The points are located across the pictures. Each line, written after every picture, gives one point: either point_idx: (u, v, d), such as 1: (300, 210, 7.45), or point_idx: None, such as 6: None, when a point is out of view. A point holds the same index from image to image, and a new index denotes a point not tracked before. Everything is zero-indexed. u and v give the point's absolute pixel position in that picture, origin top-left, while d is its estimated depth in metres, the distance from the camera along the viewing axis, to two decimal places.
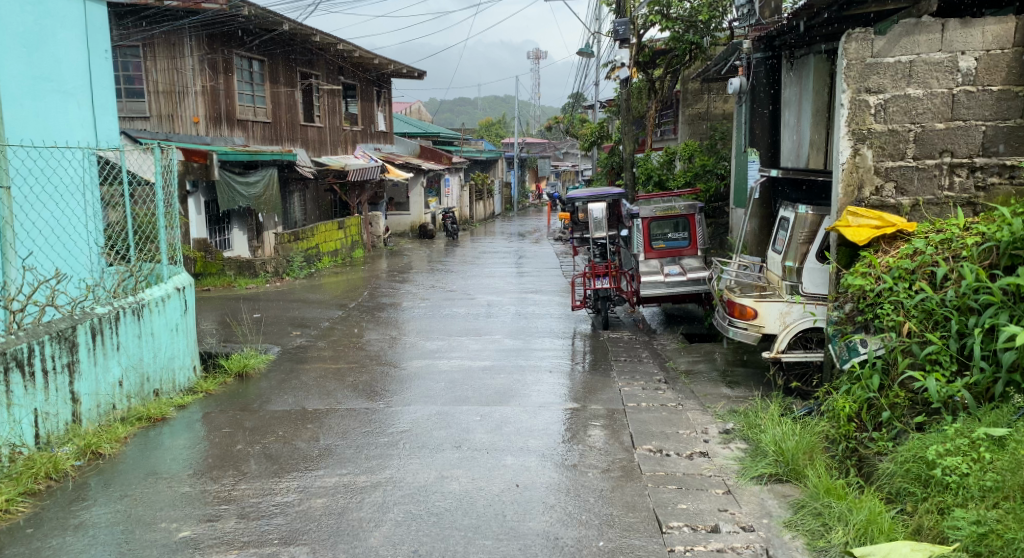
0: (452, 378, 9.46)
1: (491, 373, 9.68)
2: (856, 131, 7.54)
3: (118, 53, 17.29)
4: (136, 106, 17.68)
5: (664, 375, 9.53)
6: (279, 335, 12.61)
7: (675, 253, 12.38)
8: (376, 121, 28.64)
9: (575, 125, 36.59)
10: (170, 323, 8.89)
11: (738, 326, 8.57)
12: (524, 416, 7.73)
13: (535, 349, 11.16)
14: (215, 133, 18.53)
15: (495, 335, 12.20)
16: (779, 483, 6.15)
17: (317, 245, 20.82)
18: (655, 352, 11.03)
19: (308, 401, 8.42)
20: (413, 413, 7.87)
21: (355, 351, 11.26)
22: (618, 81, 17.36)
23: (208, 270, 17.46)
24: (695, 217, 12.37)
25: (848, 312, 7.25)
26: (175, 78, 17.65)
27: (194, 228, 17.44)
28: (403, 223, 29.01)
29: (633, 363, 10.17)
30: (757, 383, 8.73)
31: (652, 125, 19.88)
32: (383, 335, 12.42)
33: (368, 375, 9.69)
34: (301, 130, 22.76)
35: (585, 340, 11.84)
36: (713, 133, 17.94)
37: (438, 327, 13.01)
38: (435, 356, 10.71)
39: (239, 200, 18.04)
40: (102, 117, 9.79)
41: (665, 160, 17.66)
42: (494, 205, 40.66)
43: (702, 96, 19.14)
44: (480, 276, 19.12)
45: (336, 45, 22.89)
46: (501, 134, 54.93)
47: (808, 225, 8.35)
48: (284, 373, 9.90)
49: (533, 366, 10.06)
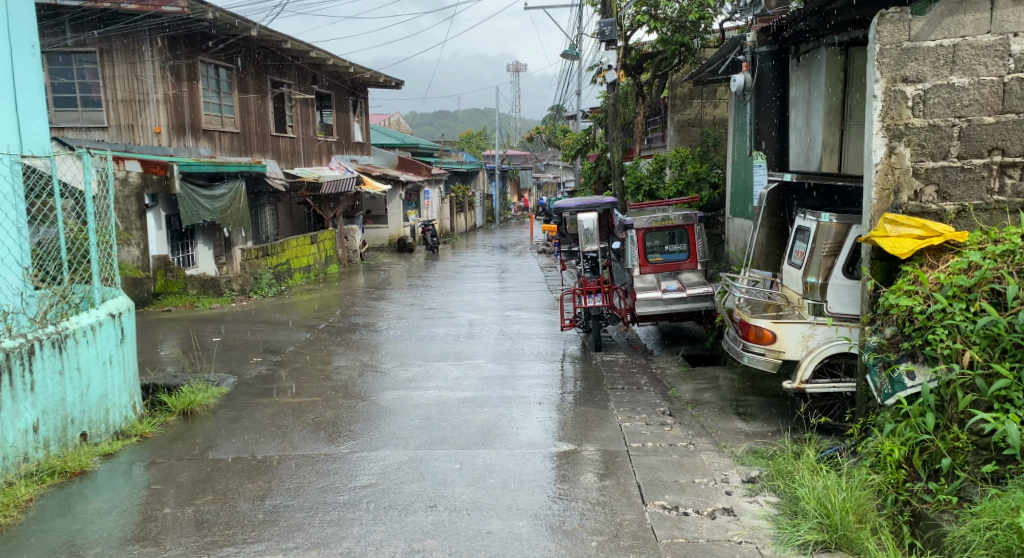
0: (428, 412, 8.32)
1: (473, 406, 8.54)
2: (891, 127, 6.44)
3: (73, 59, 16.08)
4: (94, 116, 16.45)
5: (668, 405, 8.46)
6: (238, 362, 11.44)
7: (672, 267, 11.53)
8: (353, 131, 27.51)
9: (558, 134, 35.60)
10: (102, 356, 7.87)
11: (754, 351, 7.56)
12: (511, 463, 6.63)
13: (522, 375, 10.06)
14: (179, 143, 17.28)
15: (477, 359, 11.08)
16: (827, 553, 5.12)
17: (288, 261, 19.61)
18: (654, 377, 9.96)
19: (261, 446, 7.28)
20: (382, 460, 6.74)
21: (321, 381, 10.11)
22: (605, 85, 16.34)
23: (169, 289, 16.37)
24: (693, 228, 11.50)
25: (890, 337, 6.10)
26: (134, 86, 16.44)
27: (154, 244, 16.17)
28: (381, 237, 27.85)
29: (632, 392, 9.08)
30: (777, 416, 7.67)
31: (640, 132, 18.89)
32: (353, 361, 11.28)
33: (334, 411, 8.54)
34: (273, 141, 21.61)
35: (577, 364, 10.74)
36: (706, 139, 16.96)
37: (415, 350, 11.87)
38: (412, 386, 9.58)
39: (203, 214, 16.79)
40: (28, 120, 8.61)
41: (655, 168, 16.57)
42: (476, 217, 39.57)
43: (693, 101, 17.85)
44: (461, 292, 17.99)
45: (309, 53, 21.77)
46: (482, 146, 53.92)
47: (832, 235, 7.28)
48: (236, 411, 8.75)
49: (520, 397, 8.96)
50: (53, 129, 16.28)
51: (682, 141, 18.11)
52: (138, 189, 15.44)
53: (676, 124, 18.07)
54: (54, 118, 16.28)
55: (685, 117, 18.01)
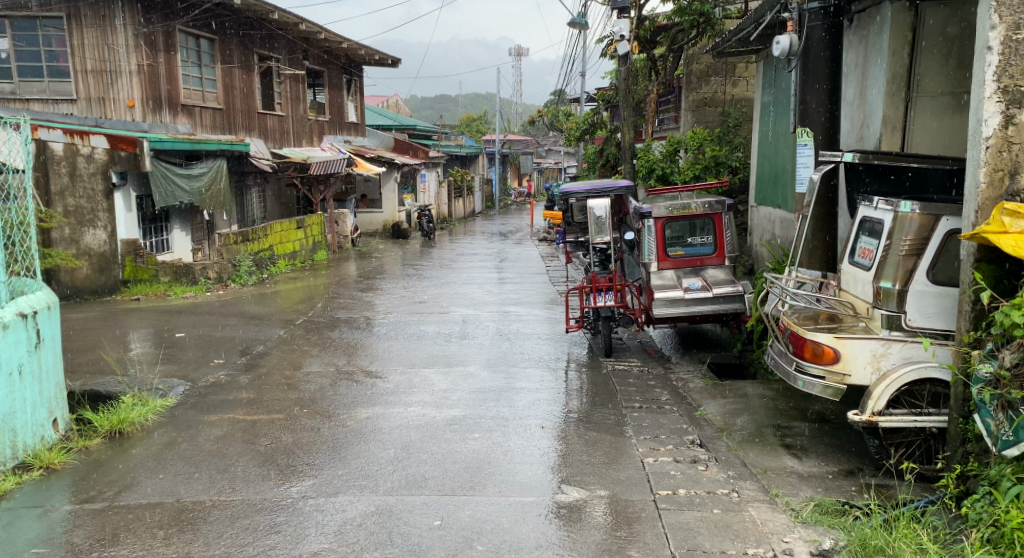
0: (406, 439, 6.83)
1: (461, 431, 7.03)
2: (1011, 88, 4.93)
3: (38, 24, 14.52)
4: (61, 88, 14.83)
5: (698, 432, 6.94)
6: (196, 365, 9.94)
7: (696, 262, 10.04)
8: (347, 111, 25.89)
9: (560, 117, 33.97)
10: (7, 365, 6.37)
11: (809, 374, 5.98)
12: (506, 519, 5.22)
13: (522, 388, 8.56)
14: (154, 119, 15.36)
15: (469, 366, 9.57)
16: None
17: (272, 247, 18.03)
18: (676, 392, 8.47)
19: (191, 489, 5.83)
20: (341, 512, 5.31)
21: (286, 392, 8.63)
22: (617, 59, 14.77)
23: (139, 276, 14.60)
24: (721, 218, 10.04)
25: (1012, 366, 4.57)
26: (106, 54, 14.74)
27: (122, 227, 14.33)
28: (376, 222, 26.29)
29: (652, 413, 7.56)
30: (835, 450, 6.17)
31: (653, 112, 17.31)
32: (327, 365, 9.80)
33: (293, 436, 7.06)
34: (259, 119, 20.01)
35: (584, 374, 9.24)
36: (727, 119, 15.42)
37: (399, 353, 10.36)
38: (391, 401, 8.08)
39: (178, 195, 15.16)
40: None
41: (668, 150, 15.03)
42: (475, 202, 37.98)
43: (710, 78, 16.28)
44: (456, 283, 16.47)
45: (298, 25, 20.14)
46: (482, 130, 52.22)
47: (914, 229, 5.75)
48: (176, 432, 7.28)
49: (519, 417, 7.46)
50: (17, 100, 14.76)
51: (698, 122, 16.53)
52: (105, 166, 13.85)
53: (691, 104, 16.46)
54: (19, 89, 14.70)
55: (701, 96, 16.38)
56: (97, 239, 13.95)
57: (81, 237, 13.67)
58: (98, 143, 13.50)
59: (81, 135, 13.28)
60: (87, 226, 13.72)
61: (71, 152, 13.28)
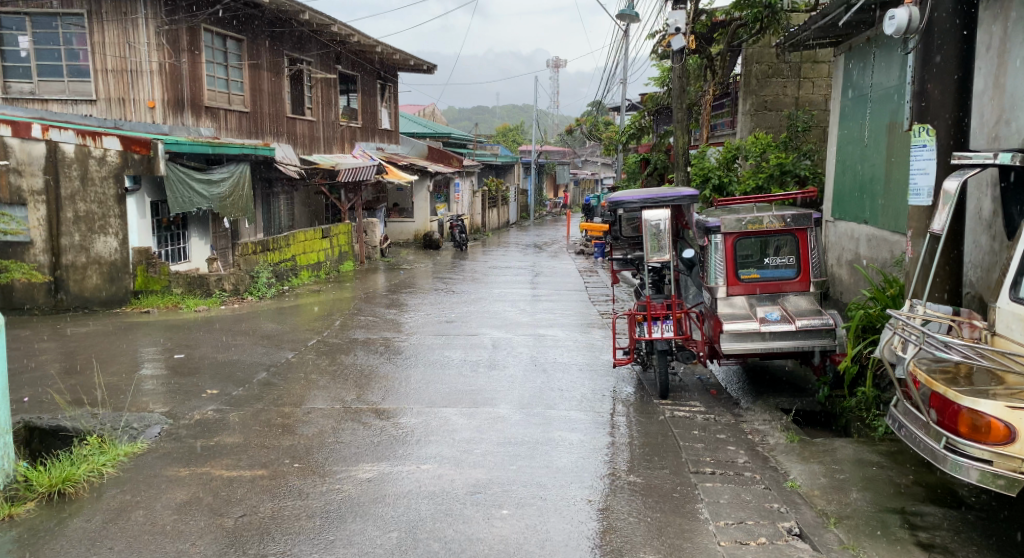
0: (414, 518, 5.30)
1: (485, 506, 5.47)
2: None
3: (58, 21, 13.24)
4: (81, 88, 13.44)
5: (793, 511, 5.41)
6: (184, 397, 8.47)
7: (774, 287, 8.39)
8: (380, 117, 24.52)
9: (600, 127, 32.20)
10: None
11: (966, 455, 4.44)
12: None
13: (563, 439, 6.97)
14: (178, 122, 13.80)
15: (500, 408, 7.97)
16: None
17: (295, 258, 16.64)
18: (752, 448, 6.91)
19: None
20: None
21: (279, 436, 7.14)
22: (674, 57, 13.10)
23: (150, 287, 12.38)
24: (808, 235, 8.36)
25: None
26: (127, 53, 13.28)
27: (134, 235, 12.05)
28: (406, 231, 24.88)
29: (730, 481, 6.00)
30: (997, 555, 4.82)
31: (707, 118, 15.61)
32: (332, 402, 8.29)
33: (275, 503, 5.57)
34: (288, 123, 18.67)
35: (637, 418, 7.68)
36: (794, 122, 13.66)
37: (419, 386, 8.85)
38: (401, 455, 6.54)
39: (199, 203, 13.47)
40: None
41: (726, 158, 13.37)
42: (509, 213, 36.38)
43: (775, 79, 14.55)
44: (489, 301, 14.91)
45: (331, 26, 18.77)
46: (518, 140, 50.69)
47: None
48: (135, 493, 5.82)
49: (560, 484, 5.90)
50: (36, 101, 13.43)
51: (759, 127, 14.79)
52: (117, 170, 11.72)
53: (750, 108, 14.69)
54: (38, 89, 13.40)
55: (763, 99, 14.63)
56: (109, 247, 11.93)
57: (90, 245, 11.83)
58: (111, 144, 11.62)
59: (93, 135, 11.50)
60: (97, 233, 11.79)
61: (82, 155, 11.55)
